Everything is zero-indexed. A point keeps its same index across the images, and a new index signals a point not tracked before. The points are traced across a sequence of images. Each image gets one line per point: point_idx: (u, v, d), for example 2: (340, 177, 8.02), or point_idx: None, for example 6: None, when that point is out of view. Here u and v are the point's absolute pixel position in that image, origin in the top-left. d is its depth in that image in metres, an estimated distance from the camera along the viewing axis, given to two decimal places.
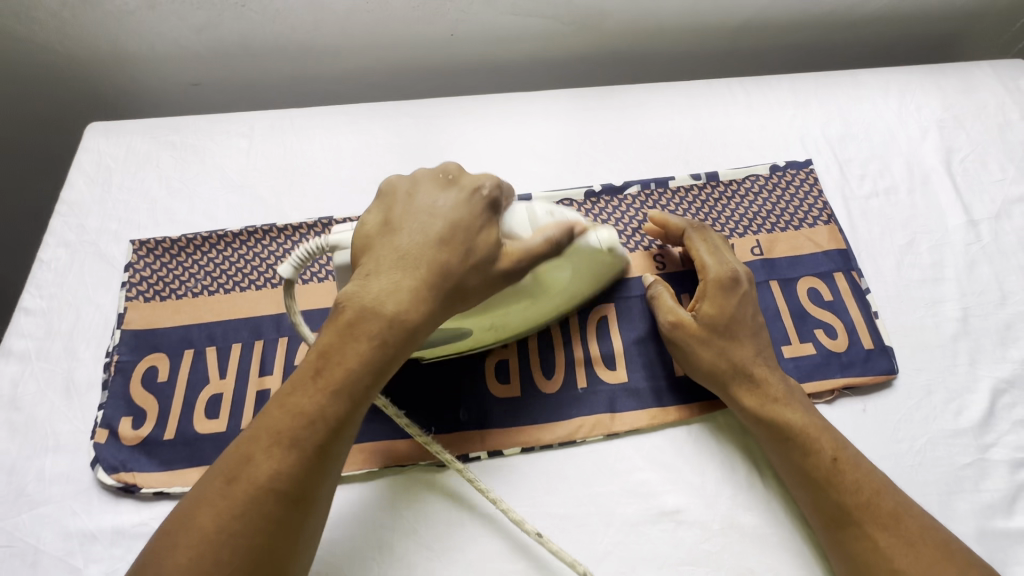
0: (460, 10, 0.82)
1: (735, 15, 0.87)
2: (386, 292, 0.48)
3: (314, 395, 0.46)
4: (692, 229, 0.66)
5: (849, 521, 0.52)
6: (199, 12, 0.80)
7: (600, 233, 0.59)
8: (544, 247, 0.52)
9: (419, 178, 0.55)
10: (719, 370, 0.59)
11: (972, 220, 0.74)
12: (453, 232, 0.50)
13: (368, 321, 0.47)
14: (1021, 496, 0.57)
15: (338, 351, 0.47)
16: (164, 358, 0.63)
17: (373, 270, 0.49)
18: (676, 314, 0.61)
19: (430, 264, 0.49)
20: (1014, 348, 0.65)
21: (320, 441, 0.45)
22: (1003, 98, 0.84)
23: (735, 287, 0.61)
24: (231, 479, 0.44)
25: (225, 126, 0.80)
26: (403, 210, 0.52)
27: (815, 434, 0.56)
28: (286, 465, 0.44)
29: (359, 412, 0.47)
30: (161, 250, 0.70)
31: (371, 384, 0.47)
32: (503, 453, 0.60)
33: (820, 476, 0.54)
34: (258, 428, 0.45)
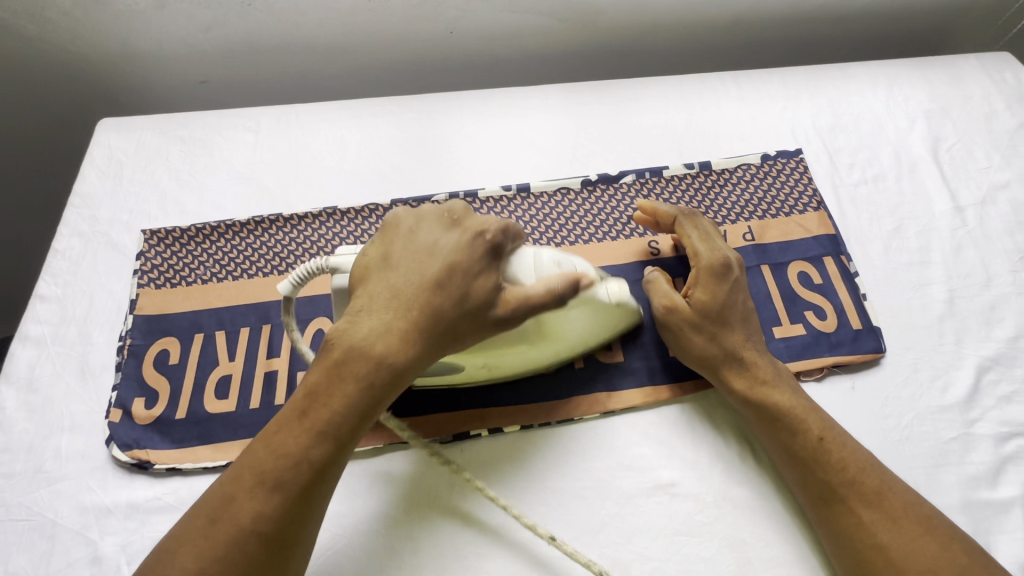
0: (459, 8, 0.84)
1: (727, 11, 0.90)
2: (376, 337, 0.49)
3: (300, 437, 0.47)
4: (683, 216, 0.67)
5: (833, 498, 0.54)
6: (207, 12, 0.82)
7: (611, 288, 0.59)
8: (544, 297, 0.50)
9: (422, 215, 0.56)
10: (710, 356, 0.60)
11: (958, 206, 0.76)
12: (449, 275, 0.51)
13: (358, 366, 0.49)
14: (1005, 468, 0.59)
15: (326, 392, 0.49)
16: (175, 342, 0.65)
17: (364, 311, 0.50)
18: (670, 297, 0.63)
19: (420, 307, 0.50)
20: (998, 328, 0.67)
21: (303, 483, 0.47)
22: (989, 89, 0.86)
23: (727, 274, 0.63)
24: (213, 519, 0.45)
25: (232, 121, 0.83)
26: (401, 249, 0.53)
27: (801, 416, 0.57)
28: (269, 506, 0.45)
29: (342, 453, 0.49)
30: (171, 239, 0.72)
31: (358, 428, 0.49)
32: (504, 430, 0.61)
33: (806, 456, 0.56)
34: (243, 467, 0.47)
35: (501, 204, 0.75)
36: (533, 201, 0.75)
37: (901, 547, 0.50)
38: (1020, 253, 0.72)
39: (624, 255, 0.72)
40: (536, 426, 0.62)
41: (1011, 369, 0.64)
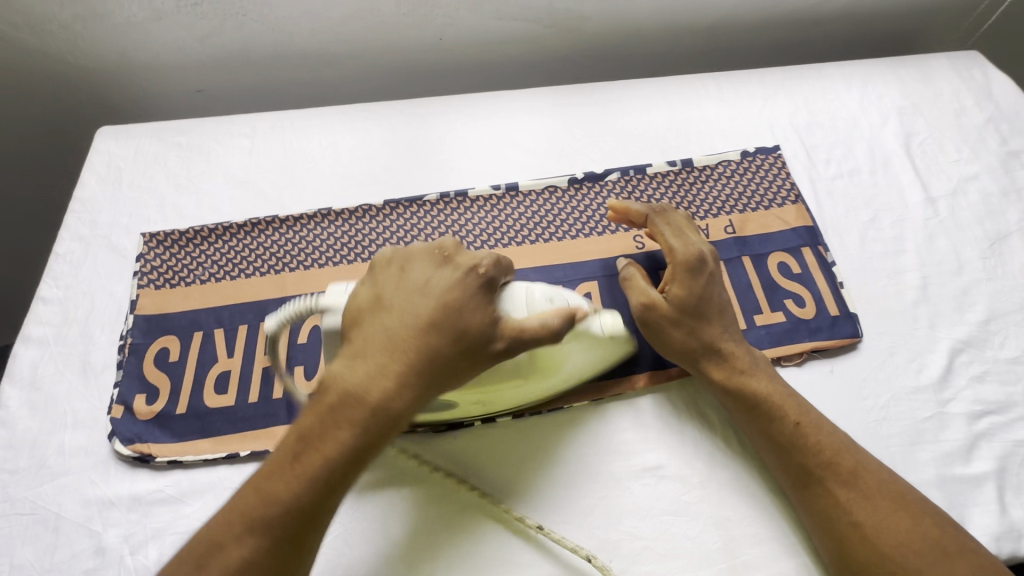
0: (447, 16, 0.87)
1: (705, 16, 0.93)
2: (364, 384, 0.51)
3: (290, 483, 0.49)
4: (654, 213, 0.68)
5: (812, 479, 0.56)
6: (203, 22, 0.85)
7: (605, 319, 0.59)
8: (539, 331, 0.52)
9: (416, 254, 0.56)
10: (689, 350, 0.62)
11: (930, 197, 0.79)
12: (438, 319, 0.52)
13: (347, 412, 0.51)
14: (977, 445, 0.61)
15: (317, 438, 0.51)
16: (175, 340, 0.67)
17: (356, 357, 0.52)
18: (648, 295, 0.64)
19: (411, 355, 0.52)
20: (970, 312, 0.70)
21: (290, 528, 0.48)
22: (958, 86, 0.90)
23: (701, 267, 0.64)
24: (202, 564, 0.47)
25: (229, 127, 0.85)
26: (394, 292, 0.54)
27: (779, 403, 0.59)
28: (257, 551, 0.47)
29: (332, 499, 0.50)
30: (170, 241, 0.74)
31: (346, 474, 0.51)
32: (495, 419, 0.63)
33: (784, 441, 0.58)
34: (234, 510, 0.49)
35: (490, 202, 0.78)
36: (522, 200, 0.78)
37: (876, 523, 0.52)
38: (990, 240, 0.75)
39: (611, 249, 0.74)
40: (528, 414, 0.64)
41: (983, 351, 0.67)
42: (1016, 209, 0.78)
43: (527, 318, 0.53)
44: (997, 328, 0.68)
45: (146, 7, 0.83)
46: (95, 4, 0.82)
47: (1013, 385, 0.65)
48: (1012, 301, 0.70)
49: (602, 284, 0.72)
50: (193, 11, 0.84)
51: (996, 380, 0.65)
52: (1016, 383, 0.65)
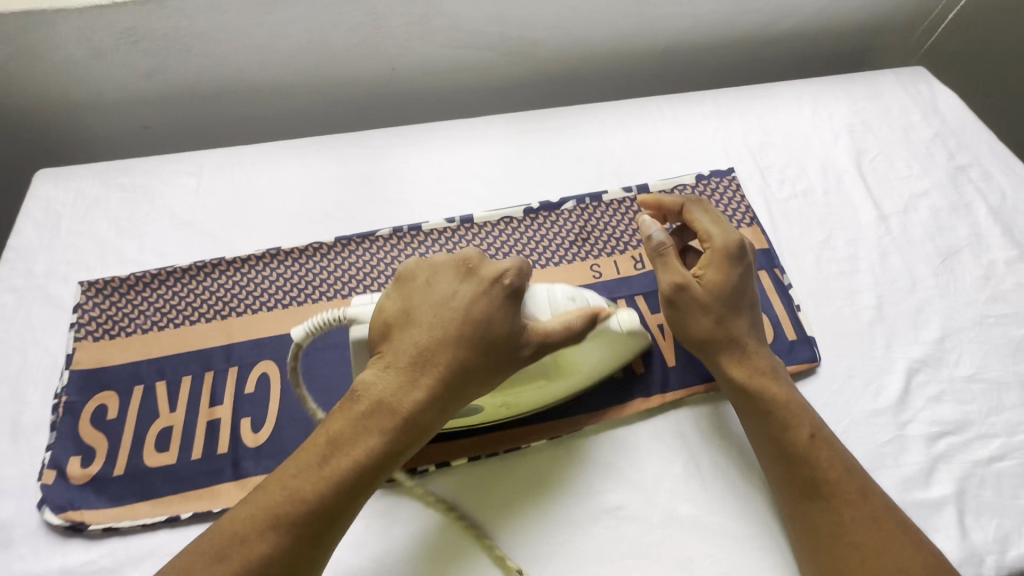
0: (399, 46, 0.86)
1: (657, 40, 0.94)
2: (397, 390, 0.50)
3: (318, 483, 0.47)
4: (690, 202, 0.67)
5: (821, 492, 0.55)
6: (145, 59, 0.83)
7: (621, 317, 0.58)
8: (563, 333, 0.53)
9: (443, 265, 0.55)
10: (715, 339, 0.61)
11: (883, 215, 0.80)
12: (466, 331, 0.51)
13: (379, 416, 0.50)
14: (937, 468, 0.61)
15: (348, 441, 0.49)
16: (114, 396, 0.64)
17: (392, 364, 0.51)
18: (683, 276, 0.61)
19: (445, 364, 0.51)
20: (925, 330, 0.70)
21: (316, 529, 0.47)
22: (905, 102, 0.92)
23: (739, 258, 0.63)
24: (223, 556, 0.45)
25: (174, 165, 0.83)
26: (424, 300, 0.53)
27: (795, 410, 0.59)
28: (280, 548, 0.46)
29: (356, 502, 0.49)
30: (110, 289, 0.71)
31: (373, 479, 0.49)
32: (451, 464, 0.61)
33: (799, 451, 0.57)
34: (259, 505, 0.47)
35: (444, 235, 0.76)
36: (477, 232, 0.77)
37: (879, 544, 0.52)
38: (941, 256, 0.76)
39: (569, 278, 0.73)
40: (484, 456, 0.61)
41: (939, 370, 0.67)
42: (965, 224, 0.79)
43: (550, 321, 0.54)
44: (951, 346, 0.69)
45: (83, 46, 0.80)
46: (27, 44, 0.78)
47: (969, 403, 0.65)
48: (965, 317, 0.71)
49: None
50: (133, 48, 0.81)
51: (952, 400, 0.65)
52: (972, 401, 0.65)
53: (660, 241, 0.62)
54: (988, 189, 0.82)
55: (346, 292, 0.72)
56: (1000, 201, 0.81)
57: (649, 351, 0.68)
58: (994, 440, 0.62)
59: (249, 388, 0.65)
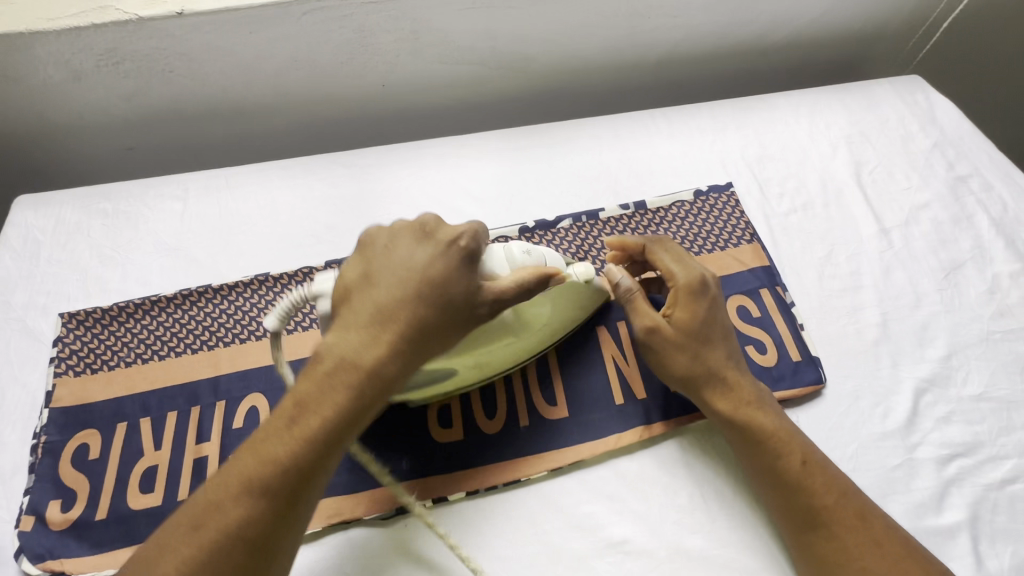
0: (389, 63, 0.85)
1: (651, 52, 0.93)
2: (360, 345, 0.47)
3: (286, 444, 0.46)
4: (652, 242, 0.66)
5: (820, 520, 0.53)
6: (128, 81, 0.81)
7: (578, 267, 0.64)
8: (517, 288, 0.53)
9: (401, 229, 0.53)
10: (694, 376, 0.60)
11: (884, 228, 0.78)
12: (426, 287, 0.49)
13: (342, 373, 0.47)
14: (948, 493, 0.59)
15: (313, 401, 0.47)
16: (96, 435, 0.62)
17: (352, 322, 0.48)
18: (652, 319, 0.61)
19: (408, 318, 0.48)
20: (931, 347, 0.68)
21: (290, 490, 0.45)
22: (903, 112, 0.90)
23: (705, 291, 0.62)
24: (198, 525, 0.44)
25: (158, 189, 0.80)
26: (382, 262, 0.50)
27: (786, 438, 0.57)
28: (254, 512, 0.44)
29: (328, 460, 0.47)
30: (92, 321, 0.69)
31: (343, 436, 0.47)
32: (447, 499, 0.59)
33: (792, 479, 0.55)
34: (230, 472, 0.45)
35: None
36: None
37: (884, 569, 0.50)
38: (944, 270, 0.75)
39: None
40: (483, 490, 0.59)
41: (947, 390, 0.65)
42: (968, 236, 0.77)
43: (505, 276, 0.54)
44: (958, 364, 0.67)
45: (62, 68, 0.77)
46: (4, 68, 0.76)
47: (979, 424, 0.63)
48: (971, 333, 0.69)
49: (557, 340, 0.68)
50: (114, 70, 0.79)
51: (961, 420, 0.63)
52: (981, 422, 0.63)
53: (627, 287, 0.62)
54: (989, 200, 0.81)
55: None
56: (1001, 212, 0.80)
57: (651, 375, 0.66)
58: (1006, 463, 0.61)
59: (238, 423, 0.62)
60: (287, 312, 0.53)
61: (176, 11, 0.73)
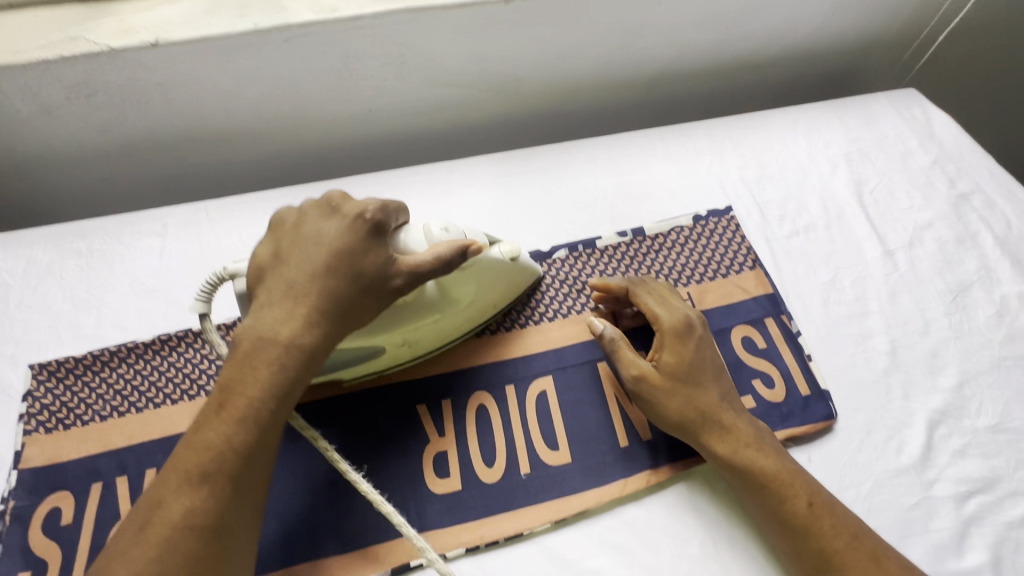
0: (374, 88, 0.81)
1: (645, 69, 0.90)
2: (276, 322, 0.49)
3: (219, 428, 0.45)
4: (635, 285, 0.66)
5: (835, 566, 0.50)
6: (101, 113, 0.77)
7: (503, 247, 0.62)
8: (435, 265, 0.53)
9: (304, 210, 0.55)
10: (688, 419, 0.57)
11: (888, 250, 0.76)
12: (335, 257, 0.51)
13: (264, 350, 0.48)
14: (968, 532, 0.57)
15: (240, 383, 0.47)
16: (69, 497, 0.58)
17: (265, 303, 0.50)
18: (639, 366, 0.60)
19: (319, 289, 0.50)
20: (942, 376, 0.66)
21: (231, 470, 0.45)
22: (901, 127, 0.89)
23: (691, 333, 0.61)
24: (144, 524, 0.42)
25: (135, 225, 0.77)
26: (289, 242, 0.52)
27: (789, 479, 0.54)
28: (199, 498, 0.43)
29: (266, 439, 0.47)
30: (65, 372, 0.65)
31: (277, 411, 0.48)
32: (447, 557, 0.56)
33: (800, 524, 0.52)
34: (169, 466, 0.44)
35: None
36: None
37: None
38: (951, 293, 0.73)
39: (566, 335, 0.68)
40: (484, 545, 0.56)
41: (961, 421, 0.63)
42: (973, 256, 0.76)
43: (423, 253, 0.54)
44: (971, 393, 0.65)
45: (31, 102, 0.74)
46: None
47: (996, 457, 0.61)
48: (982, 360, 0.67)
49: (556, 379, 0.65)
50: (87, 102, 0.75)
51: (978, 454, 0.61)
52: (998, 455, 0.61)
53: (611, 337, 0.62)
54: (993, 218, 0.79)
55: None
56: (1006, 230, 0.78)
57: None
58: None
59: None
60: (206, 294, 0.54)
61: (150, 41, 0.70)
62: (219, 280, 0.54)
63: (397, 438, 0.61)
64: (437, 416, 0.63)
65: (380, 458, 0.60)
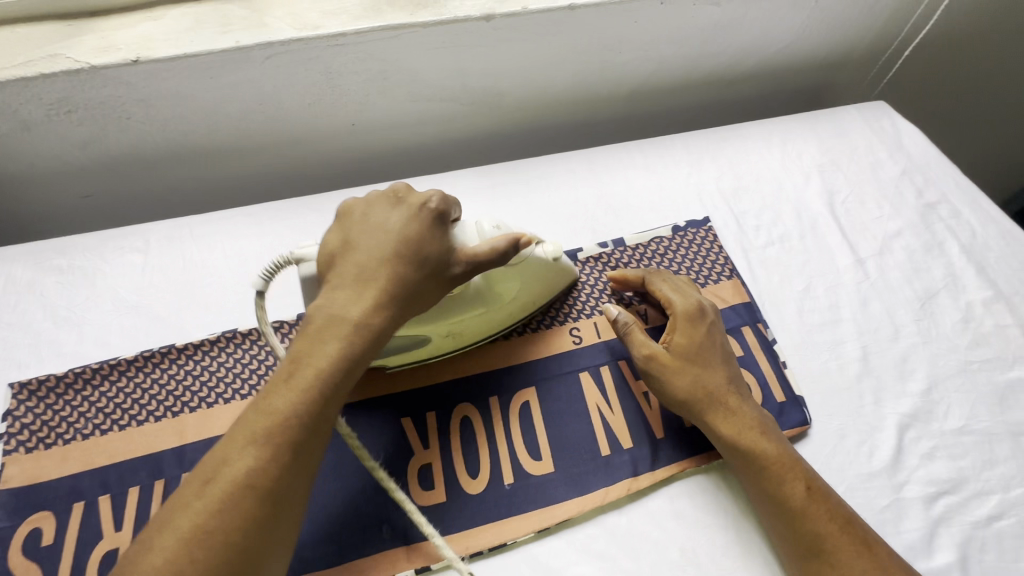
0: (357, 103, 0.82)
1: (624, 84, 0.92)
2: (345, 301, 0.50)
3: (285, 397, 0.46)
4: (651, 275, 0.69)
5: (825, 548, 0.53)
6: (81, 129, 0.77)
7: (547, 246, 0.64)
8: (491, 255, 0.55)
9: (372, 199, 0.56)
10: (696, 398, 0.60)
11: (859, 258, 0.79)
12: (403, 245, 0.52)
13: (334, 327, 0.49)
14: (937, 533, 0.59)
15: (307, 355, 0.48)
16: (50, 517, 0.58)
17: (335, 283, 0.51)
18: (650, 346, 0.62)
19: (387, 273, 0.51)
20: (912, 381, 0.69)
21: (293, 438, 0.46)
22: (871, 138, 0.92)
23: (703, 317, 0.65)
24: (208, 480, 0.44)
25: (117, 241, 0.77)
26: (359, 226, 0.54)
27: (788, 464, 0.57)
28: (261, 461, 0.44)
29: (328, 413, 0.48)
30: (45, 390, 0.64)
31: (339, 386, 0.49)
32: (431, 568, 0.56)
33: (796, 506, 0.55)
34: (236, 428, 0.46)
35: None
36: None
37: None
38: (920, 299, 0.75)
39: (549, 347, 0.69)
40: (469, 556, 0.57)
41: (929, 425, 0.65)
42: (940, 264, 0.78)
43: (478, 244, 0.55)
44: (939, 397, 0.67)
45: (9, 119, 0.73)
46: None
47: (962, 459, 0.63)
48: (949, 364, 0.70)
49: (540, 389, 0.66)
50: (67, 119, 0.75)
51: (945, 456, 0.63)
52: (965, 457, 0.63)
53: (626, 320, 0.64)
54: (958, 226, 0.82)
55: None
56: (972, 238, 0.81)
57: (637, 423, 0.65)
58: (991, 498, 0.61)
59: None
60: (268, 275, 0.54)
61: (131, 58, 0.70)
62: (282, 265, 0.55)
63: (381, 452, 0.62)
64: (421, 429, 0.63)
65: (365, 472, 0.61)
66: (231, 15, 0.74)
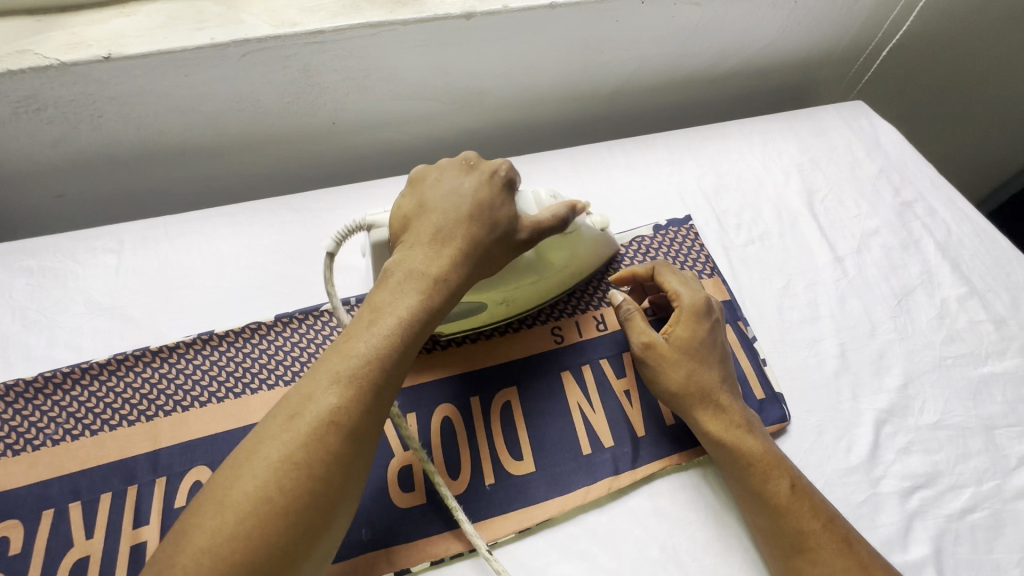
0: (336, 101, 0.81)
1: (606, 84, 0.93)
2: (424, 258, 0.51)
3: (369, 341, 0.47)
4: (659, 265, 0.68)
5: (807, 544, 0.53)
6: (51, 127, 0.75)
7: (594, 219, 0.69)
8: (553, 222, 0.58)
9: (445, 166, 0.57)
10: (688, 392, 0.60)
11: (838, 256, 0.80)
12: (479, 208, 0.54)
13: (415, 281, 0.50)
14: (912, 527, 0.60)
15: (388, 304, 0.49)
16: (19, 526, 0.56)
17: (414, 240, 0.52)
18: (649, 335, 0.62)
19: (464, 233, 0.52)
20: (888, 376, 0.69)
21: (376, 382, 0.46)
22: (849, 138, 0.93)
23: (709, 314, 0.63)
24: (296, 415, 0.43)
25: (89, 242, 0.75)
26: (433, 191, 0.55)
27: (773, 462, 0.57)
28: (346, 401, 0.44)
29: (407, 363, 0.48)
30: (13, 395, 0.63)
31: (417, 336, 0.49)
32: (412, 570, 0.56)
33: (780, 503, 0.55)
34: (319, 368, 0.46)
35: None
36: None
37: None
38: (897, 296, 0.76)
39: (531, 345, 0.69)
40: (449, 558, 0.57)
41: (905, 420, 0.66)
42: (916, 261, 0.80)
43: (541, 212, 0.58)
44: (915, 392, 0.68)
45: None
46: None
47: (937, 453, 0.64)
48: (925, 360, 0.71)
49: (523, 389, 0.66)
50: (35, 117, 0.73)
51: (921, 450, 0.64)
52: (940, 451, 0.64)
53: (626, 307, 0.64)
54: (934, 224, 0.83)
55: (289, 377, 0.65)
56: (946, 236, 0.82)
57: (619, 422, 0.65)
58: (964, 491, 0.62)
59: (181, 502, 0.58)
60: (340, 238, 0.56)
61: (102, 55, 0.68)
62: (354, 230, 0.56)
63: None
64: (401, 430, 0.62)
65: None
66: (207, 12, 0.73)
